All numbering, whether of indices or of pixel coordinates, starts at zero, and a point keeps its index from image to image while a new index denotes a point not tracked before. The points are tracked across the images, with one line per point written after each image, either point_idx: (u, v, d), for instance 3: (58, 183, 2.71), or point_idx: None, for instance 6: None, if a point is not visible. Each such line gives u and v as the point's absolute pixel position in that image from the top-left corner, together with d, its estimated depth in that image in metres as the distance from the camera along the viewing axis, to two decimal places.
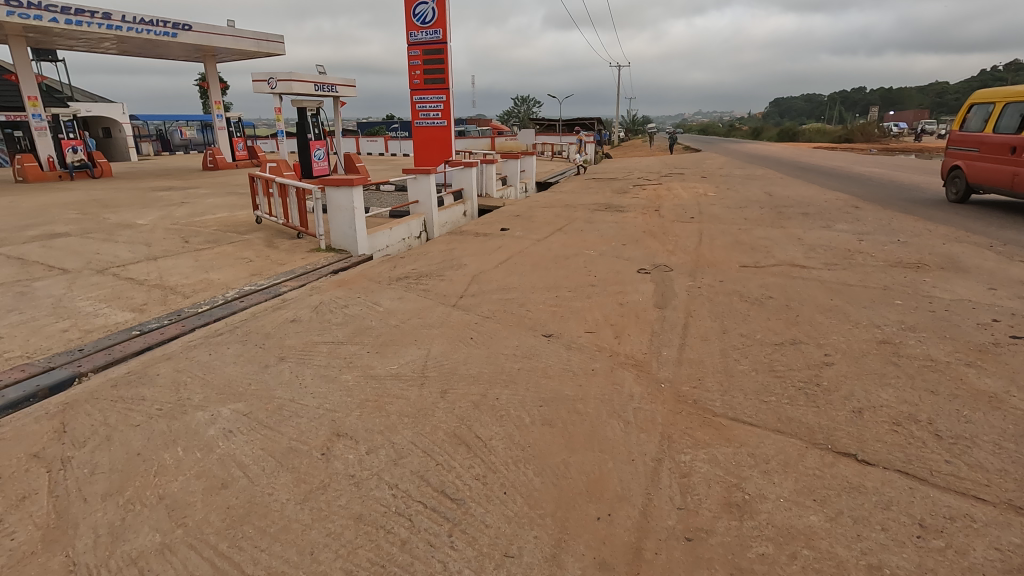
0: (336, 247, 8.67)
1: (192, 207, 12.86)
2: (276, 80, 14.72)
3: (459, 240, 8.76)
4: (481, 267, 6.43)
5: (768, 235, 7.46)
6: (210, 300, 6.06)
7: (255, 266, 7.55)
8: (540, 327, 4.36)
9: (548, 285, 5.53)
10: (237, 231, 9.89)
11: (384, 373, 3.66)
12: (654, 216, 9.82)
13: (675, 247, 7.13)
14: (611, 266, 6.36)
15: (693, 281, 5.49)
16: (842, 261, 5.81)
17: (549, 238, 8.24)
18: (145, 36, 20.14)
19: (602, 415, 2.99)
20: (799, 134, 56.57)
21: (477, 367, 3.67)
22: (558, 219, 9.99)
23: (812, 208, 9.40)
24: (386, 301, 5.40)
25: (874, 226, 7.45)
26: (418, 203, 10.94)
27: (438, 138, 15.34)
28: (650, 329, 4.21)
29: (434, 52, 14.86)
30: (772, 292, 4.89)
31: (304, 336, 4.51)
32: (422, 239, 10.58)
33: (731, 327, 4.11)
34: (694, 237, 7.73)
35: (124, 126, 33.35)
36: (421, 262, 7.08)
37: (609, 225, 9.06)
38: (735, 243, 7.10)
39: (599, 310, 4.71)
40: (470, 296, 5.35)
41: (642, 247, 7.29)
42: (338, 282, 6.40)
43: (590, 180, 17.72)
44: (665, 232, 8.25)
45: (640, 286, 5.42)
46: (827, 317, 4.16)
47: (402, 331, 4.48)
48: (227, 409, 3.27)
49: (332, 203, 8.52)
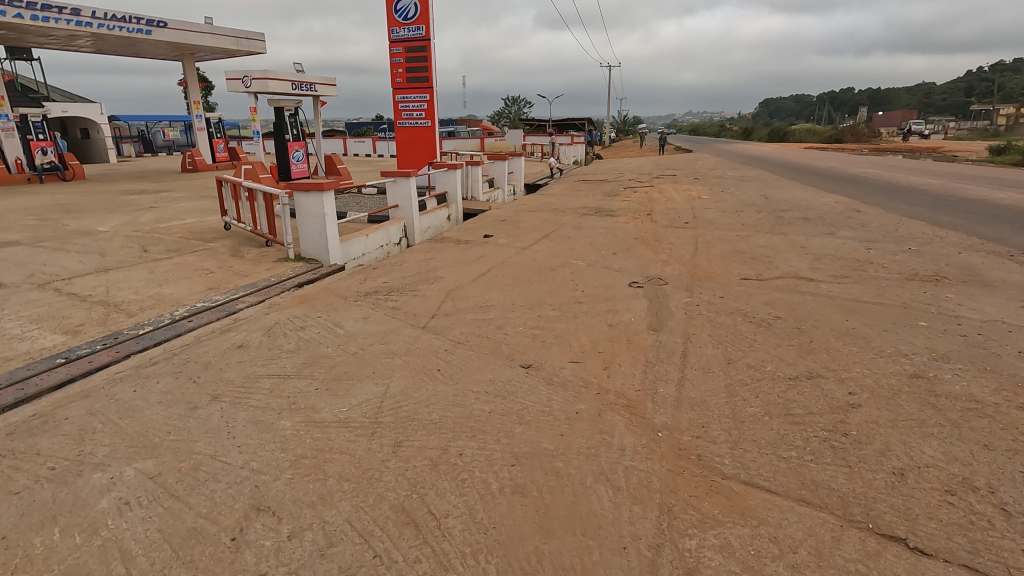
0: (306, 256, 8.08)
1: (161, 212, 12.20)
2: (251, 78, 14.04)
3: (439, 248, 8.20)
4: (458, 281, 5.87)
5: (769, 242, 6.96)
6: (156, 320, 5.44)
7: (214, 279, 6.95)
8: (519, 356, 3.81)
9: (530, 303, 4.98)
10: (202, 239, 9.27)
11: (330, 418, 3.09)
12: (646, 221, 9.30)
13: (670, 257, 6.61)
14: (601, 279, 5.83)
15: (690, 297, 4.96)
16: (851, 273, 5.32)
17: (534, 246, 7.71)
18: (119, 33, 19.35)
19: (586, 478, 2.44)
20: (789, 135, 56.52)
21: (440, 410, 3.11)
22: (545, 224, 9.45)
23: (812, 212, 8.93)
24: (349, 321, 4.83)
25: (881, 233, 6.98)
26: (398, 207, 10.37)
27: (422, 138, 14.75)
28: (644, 359, 3.67)
29: (416, 49, 14.26)
30: (779, 312, 4.37)
31: (247, 367, 3.92)
32: (402, 246, 10.02)
33: (737, 356, 3.57)
34: (690, 244, 7.21)
35: (103, 127, 32.52)
36: (395, 274, 6.52)
37: (599, 231, 8.54)
38: (733, 252, 6.60)
39: (586, 334, 4.16)
40: (442, 316, 4.79)
41: (633, 256, 6.77)
42: (300, 298, 5.81)
43: (580, 182, 17.21)
44: (658, 239, 7.74)
45: (632, 303, 4.89)
46: (845, 344, 3.64)
47: (360, 361, 3.91)
48: (132, 470, 2.68)
49: (302, 209, 7.93)
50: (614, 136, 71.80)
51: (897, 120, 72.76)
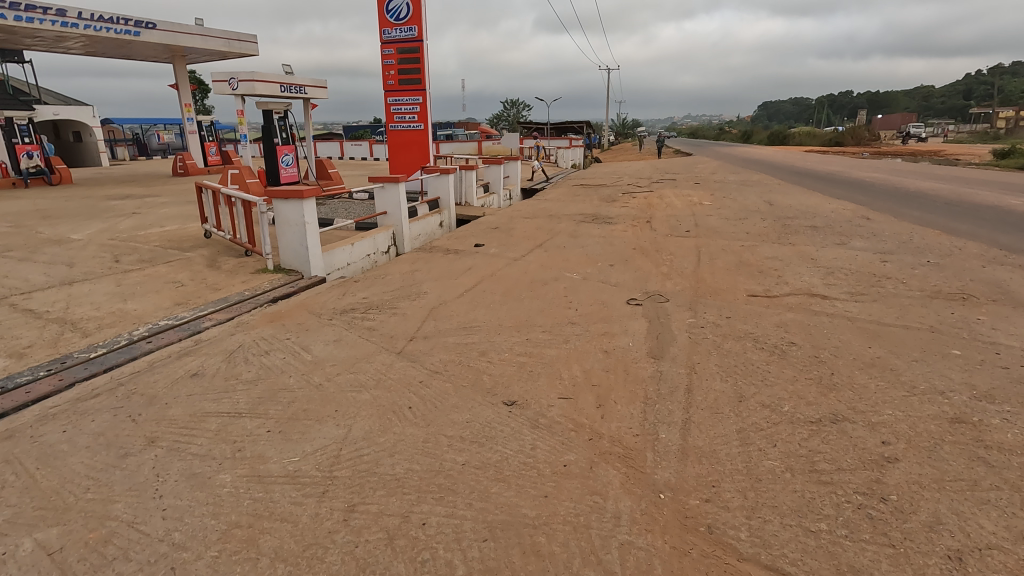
0: (286, 267, 7.64)
1: (142, 218, 11.76)
2: (238, 80, 13.59)
3: (427, 258, 7.79)
4: (442, 297, 5.43)
5: (776, 254, 6.53)
6: (112, 340, 4.98)
7: (184, 293, 6.51)
8: (502, 390, 3.38)
9: (519, 324, 4.55)
10: (180, 248, 8.83)
11: (277, 472, 2.65)
12: (646, 229, 8.87)
13: (671, 270, 6.18)
14: (597, 295, 5.39)
15: (694, 317, 4.54)
16: (868, 290, 4.91)
17: (527, 256, 7.29)
18: (106, 34, 18.88)
19: (572, 561, 2.01)
20: (789, 137, 56.11)
21: (406, 462, 2.67)
22: (540, 232, 9.03)
23: (819, 220, 8.51)
24: (319, 345, 4.39)
25: (894, 244, 6.57)
26: (387, 214, 9.95)
27: (415, 142, 14.34)
28: (643, 395, 3.24)
29: (409, 50, 13.86)
30: (793, 337, 3.94)
31: (196, 402, 3.47)
32: (390, 255, 9.60)
33: (749, 393, 3.14)
34: (692, 255, 6.78)
35: (96, 130, 32.08)
36: (377, 288, 6.10)
37: (596, 240, 8.11)
38: (738, 264, 6.18)
39: (578, 362, 3.73)
40: (422, 338, 4.36)
41: (632, 268, 6.35)
42: (272, 316, 5.36)
43: (577, 187, 16.80)
44: (658, 249, 7.31)
45: (629, 324, 4.46)
46: (871, 378, 3.21)
47: (324, 394, 3.47)
48: (31, 543, 2.24)
49: (281, 217, 7.50)
50: (613, 139, 71.38)
51: (896, 122, 72.62)
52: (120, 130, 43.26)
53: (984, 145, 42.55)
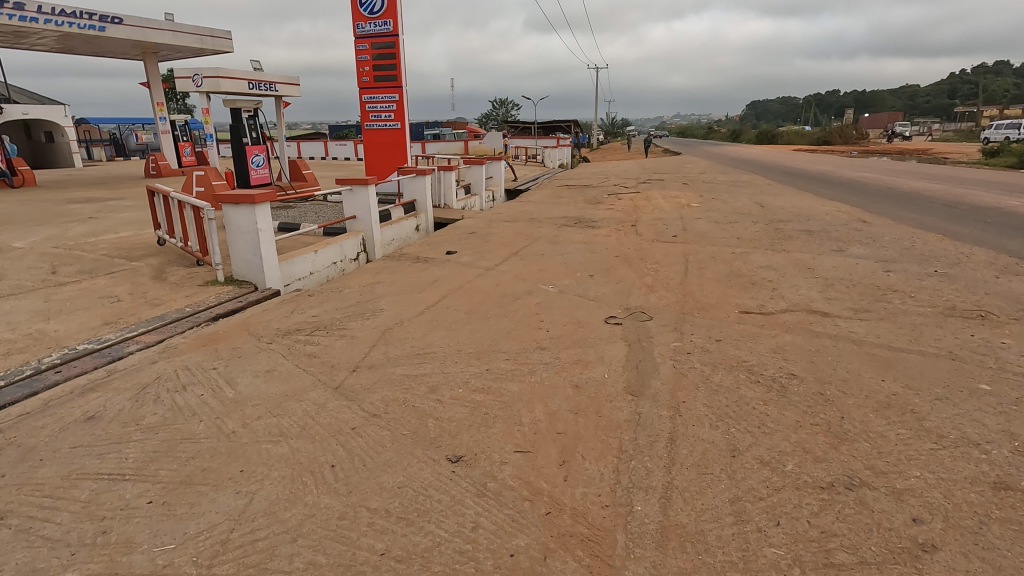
0: (238, 278, 7.01)
1: (97, 224, 11.02)
2: (202, 77, 12.87)
3: (394, 267, 7.20)
4: (400, 316, 4.84)
5: (770, 262, 6.01)
6: (15, 370, 4.30)
7: (118, 310, 5.86)
8: (447, 441, 2.79)
9: (479, 350, 3.97)
10: (128, 256, 8.15)
11: (142, 569, 2.05)
12: (631, 234, 8.33)
13: (655, 282, 5.63)
14: (572, 311, 4.82)
15: (679, 340, 3.99)
16: (873, 306, 4.39)
17: (501, 265, 6.73)
18: (69, 30, 17.94)
19: None
20: (777, 136, 56.01)
21: (310, 552, 2.08)
22: (518, 238, 8.45)
23: (814, 223, 8.02)
24: (247, 378, 3.78)
25: (896, 250, 6.08)
26: (356, 218, 9.34)
27: (392, 142, 13.72)
28: (616, 448, 2.67)
29: (384, 45, 13.24)
30: (794, 366, 3.40)
31: (77, 458, 2.85)
32: (359, 262, 8.99)
33: (744, 445, 2.58)
34: (679, 264, 6.24)
35: (68, 130, 31.00)
36: (331, 304, 5.51)
37: (577, 247, 7.55)
38: (729, 275, 5.65)
39: (543, 401, 3.16)
40: (367, 368, 3.78)
41: (613, 279, 5.81)
42: (205, 339, 4.73)
43: (563, 188, 16.26)
44: (642, 256, 6.77)
45: (606, 350, 3.89)
46: (889, 424, 2.67)
47: (233, 446, 2.87)
48: None
49: (232, 224, 6.86)
50: (602, 138, 71.10)
51: (883, 120, 72.85)
52: (97, 130, 42.02)
53: (971, 144, 42.64)
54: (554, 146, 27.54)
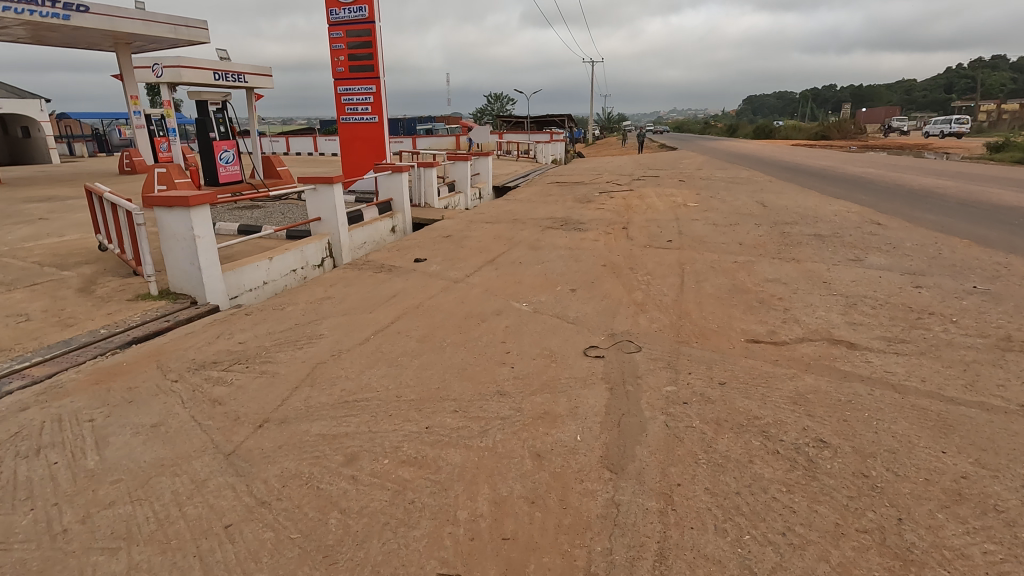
0: (175, 291, 6.18)
1: (42, 226, 10.10)
2: (162, 66, 11.85)
3: (353, 276, 6.39)
4: (339, 347, 4.03)
5: (779, 274, 5.23)
6: None
7: (22, 332, 5.03)
8: (348, 552, 2.00)
9: (423, 396, 3.17)
10: (60, 264, 7.28)
11: None
12: (621, 238, 7.54)
13: (647, 299, 4.84)
14: (545, 339, 4.02)
15: (673, 382, 3.20)
16: (909, 335, 3.63)
17: (472, 275, 5.94)
18: (30, 18, 16.66)
19: None
20: (775, 131, 55.28)
21: None
22: (497, 242, 7.66)
23: (823, 226, 7.27)
24: (121, 437, 2.95)
25: (922, 260, 5.31)
26: (321, 220, 8.52)
27: (369, 137, 12.88)
28: (584, 569, 1.88)
29: (359, 33, 12.35)
30: (821, 426, 2.62)
31: None
32: (323, 268, 8.18)
33: (765, 571, 1.80)
34: (674, 276, 5.45)
35: (45, 125, 29.90)
36: (267, 325, 4.69)
37: (561, 253, 6.75)
38: (733, 289, 4.87)
39: (492, 482, 2.36)
40: (278, 423, 2.98)
41: (598, 295, 5.02)
42: (100, 375, 3.89)
43: (553, 185, 15.43)
44: (633, 265, 5.98)
45: (581, 398, 3.10)
46: (969, 535, 1.90)
47: (50, 558, 2.06)
48: None
49: (166, 229, 6.02)
50: (597, 134, 70.24)
51: (879, 114, 72.21)
52: (77, 125, 40.80)
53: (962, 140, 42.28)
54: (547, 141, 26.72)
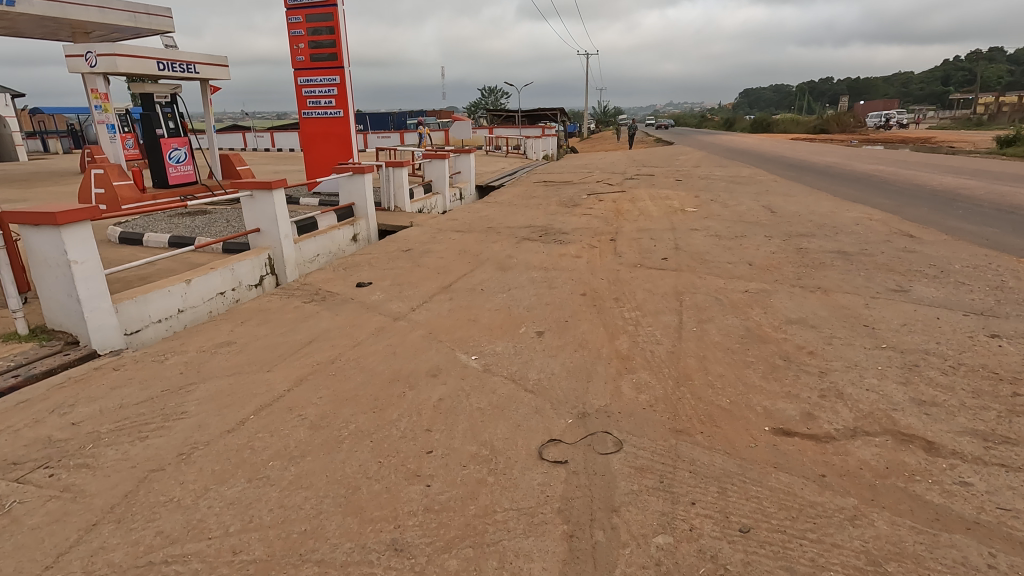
0: (53, 329, 4.99)
1: None
2: (95, 54, 10.57)
3: (279, 306, 5.22)
4: (195, 437, 2.85)
5: (804, 311, 4.10)
6: None
7: None
8: None
9: (272, 555, 2.01)
10: None
11: None
12: (608, 254, 6.37)
13: (634, 350, 3.68)
14: (487, 423, 2.85)
15: (668, 526, 2.05)
16: (1014, 430, 2.49)
17: (420, 308, 4.78)
18: None
19: None
20: (773, 125, 54.10)
21: None
22: (461, 258, 6.51)
23: (846, 240, 6.14)
24: None
25: (986, 292, 4.19)
26: (259, 231, 7.32)
27: (335, 133, 11.65)
28: None
29: (320, 18, 11.10)
30: None
31: None
32: (259, 289, 7.01)
33: None
34: (670, 312, 4.30)
35: (11, 122, 28.35)
36: (127, 388, 3.52)
37: (533, 276, 5.59)
38: (747, 337, 3.71)
39: None
40: None
41: (572, 343, 3.86)
42: None
43: (540, 185, 14.31)
44: (619, 295, 4.84)
45: (520, 561, 1.94)
46: None
47: None
48: None
49: (34, 252, 4.81)
50: (592, 129, 69.08)
51: (877, 109, 70.97)
52: (50, 119, 39.13)
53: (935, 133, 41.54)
54: (537, 137, 25.51)
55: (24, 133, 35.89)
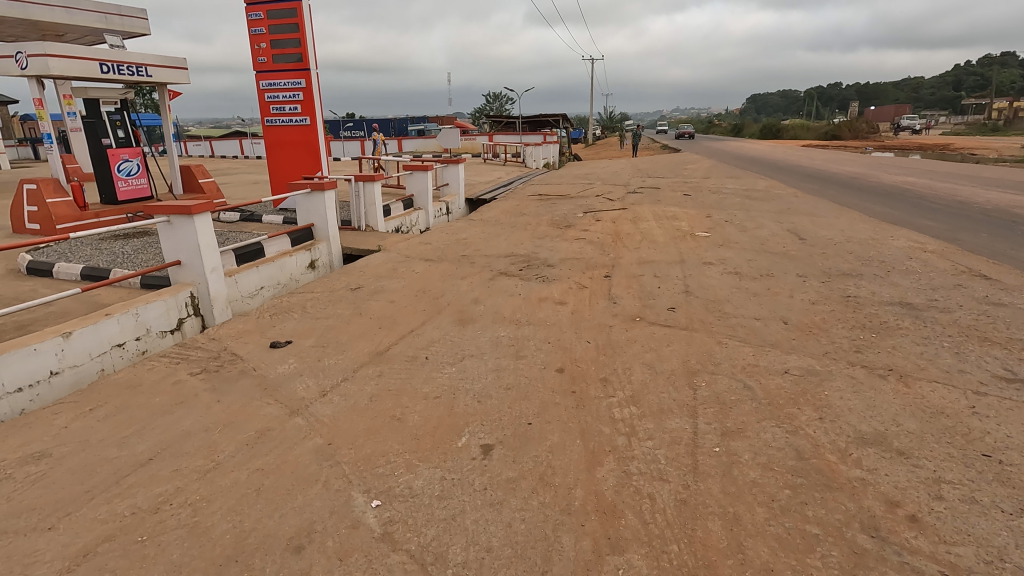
0: None
1: None
2: (25, 55, 9.36)
3: (157, 377, 3.92)
4: None
5: (882, 418, 2.74)
6: None
7: None
8: None
9: None
10: None
11: None
12: (600, 299, 5.06)
13: (625, 496, 2.35)
14: None
15: None
16: None
17: (333, 392, 3.47)
18: None
19: None
20: (782, 130, 52.62)
21: None
22: (418, 302, 5.22)
23: (906, 284, 4.80)
24: None
25: None
26: (180, 264, 5.95)
27: (300, 142, 10.42)
28: None
29: (283, 14, 9.86)
30: None
31: None
32: (176, 339, 5.57)
33: None
34: (681, 412, 2.96)
35: None
36: None
37: (499, 334, 4.29)
38: (801, 476, 2.37)
39: None
40: None
41: (533, 476, 2.52)
42: None
43: (534, 198, 12.99)
44: (610, 372, 3.51)
45: None
46: None
47: None
48: None
49: None
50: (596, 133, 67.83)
51: (887, 113, 69.37)
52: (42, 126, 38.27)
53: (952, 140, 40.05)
54: (537, 144, 24.21)
55: (14, 140, 34.82)
